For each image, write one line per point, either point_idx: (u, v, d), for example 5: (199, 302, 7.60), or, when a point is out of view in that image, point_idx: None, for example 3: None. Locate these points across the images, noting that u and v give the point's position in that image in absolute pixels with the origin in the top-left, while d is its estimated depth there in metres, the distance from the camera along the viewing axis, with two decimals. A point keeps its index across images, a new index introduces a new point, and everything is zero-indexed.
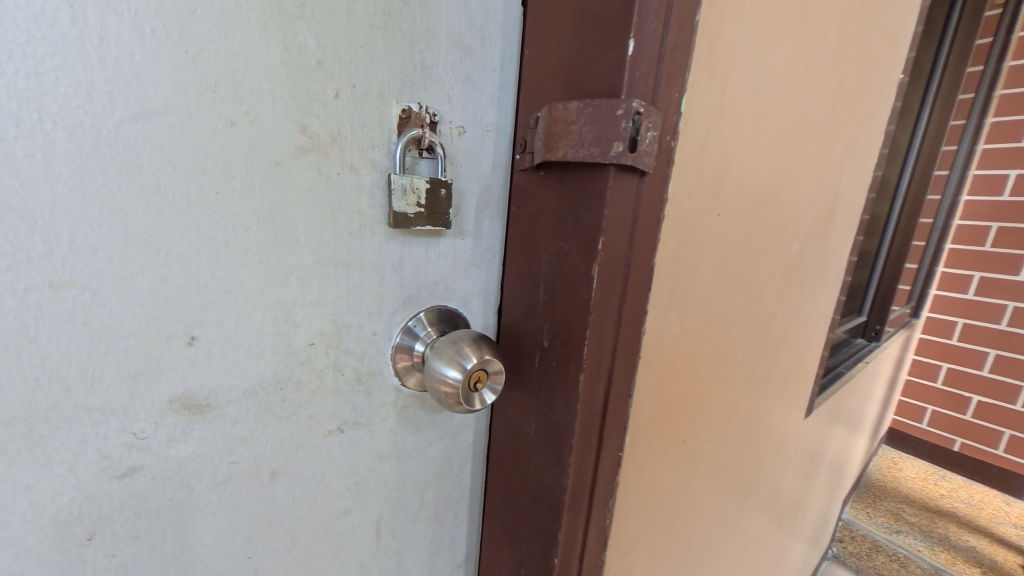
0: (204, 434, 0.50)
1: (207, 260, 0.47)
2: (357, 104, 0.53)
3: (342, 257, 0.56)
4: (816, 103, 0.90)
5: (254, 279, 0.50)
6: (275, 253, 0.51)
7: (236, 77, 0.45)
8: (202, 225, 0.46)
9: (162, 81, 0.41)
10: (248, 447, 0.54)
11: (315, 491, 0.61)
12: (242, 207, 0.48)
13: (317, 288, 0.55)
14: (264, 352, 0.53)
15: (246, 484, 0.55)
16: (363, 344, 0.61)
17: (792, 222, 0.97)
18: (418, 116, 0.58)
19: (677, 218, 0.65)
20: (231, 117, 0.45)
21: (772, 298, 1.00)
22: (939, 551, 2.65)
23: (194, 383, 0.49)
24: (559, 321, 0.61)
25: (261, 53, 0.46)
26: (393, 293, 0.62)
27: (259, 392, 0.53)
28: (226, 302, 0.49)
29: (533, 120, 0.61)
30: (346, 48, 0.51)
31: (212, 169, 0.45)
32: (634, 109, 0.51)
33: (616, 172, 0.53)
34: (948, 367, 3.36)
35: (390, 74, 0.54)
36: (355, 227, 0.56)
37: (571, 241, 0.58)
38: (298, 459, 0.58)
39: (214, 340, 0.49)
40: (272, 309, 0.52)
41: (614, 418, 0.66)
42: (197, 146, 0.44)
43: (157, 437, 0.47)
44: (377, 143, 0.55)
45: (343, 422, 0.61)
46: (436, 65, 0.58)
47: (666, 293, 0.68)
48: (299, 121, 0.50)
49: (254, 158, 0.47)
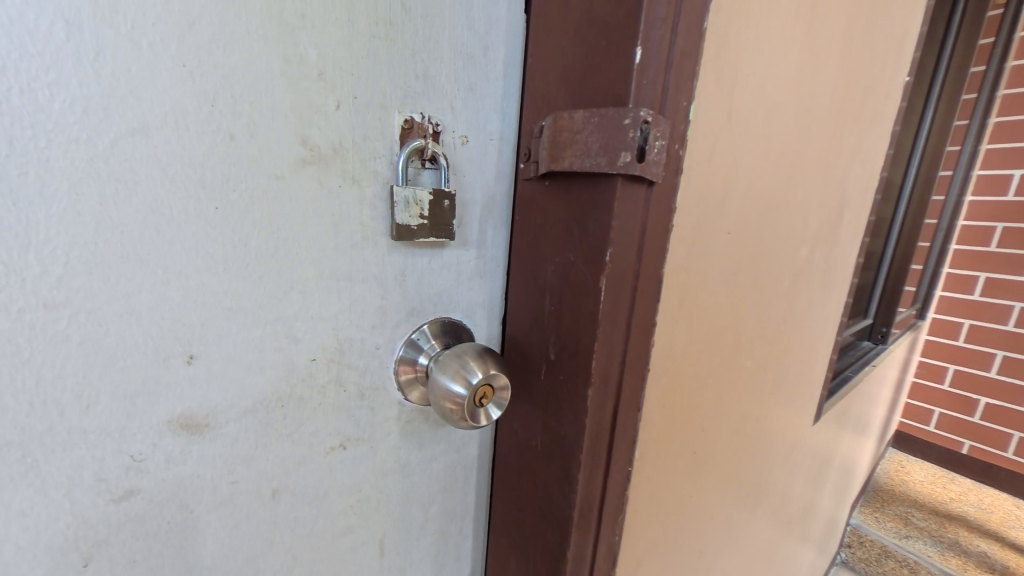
0: (203, 454, 0.49)
1: (206, 276, 0.46)
2: (359, 114, 0.52)
3: (344, 270, 0.55)
4: (823, 106, 0.88)
5: (254, 294, 0.49)
6: (276, 268, 0.50)
7: (236, 91, 0.44)
8: (201, 241, 0.45)
9: (162, 95, 0.40)
10: (249, 466, 0.53)
11: (317, 508, 0.59)
12: (241, 221, 0.47)
13: (318, 303, 0.54)
14: (264, 369, 0.52)
15: (247, 504, 0.54)
16: (365, 358, 0.60)
17: (800, 227, 0.95)
18: (420, 126, 0.57)
19: (685, 227, 0.63)
20: (230, 131, 0.45)
21: (781, 303, 0.98)
22: (950, 556, 2.61)
23: (193, 402, 0.47)
24: (566, 334, 0.60)
25: (260, 66, 0.45)
26: (396, 305, 0.61)
27: (260, 409, 0.52)
28: (227, 318, 0.48)
29: (537, 128, 0.60)
30: (348, 59, 0.50)
31: (213, 184, 0.45)
32: (642, 118, 0.49)
33: (624, 181, 0.52)
34: (955, 369, 3.32)
35: (393, 84, 0.54)
36: (357, 239, 0.55)
37: (577, 252, 0.57)
38: (300, 477, 0.57)
39: (214, 357, 0.48)
40: (273, 325, 0.51)
41: (623, 432, 0.64)
42: (196, 160, 0.43)
43: (154, 459, 0.46)
44: (380, 154, 0.54)
45: (345, 438, 0.60)
46: (439, 74, 0.57)
47: (674, 303, 0.67)
48: (301, 133, 0.49)
49: (254, 171, 0.47)
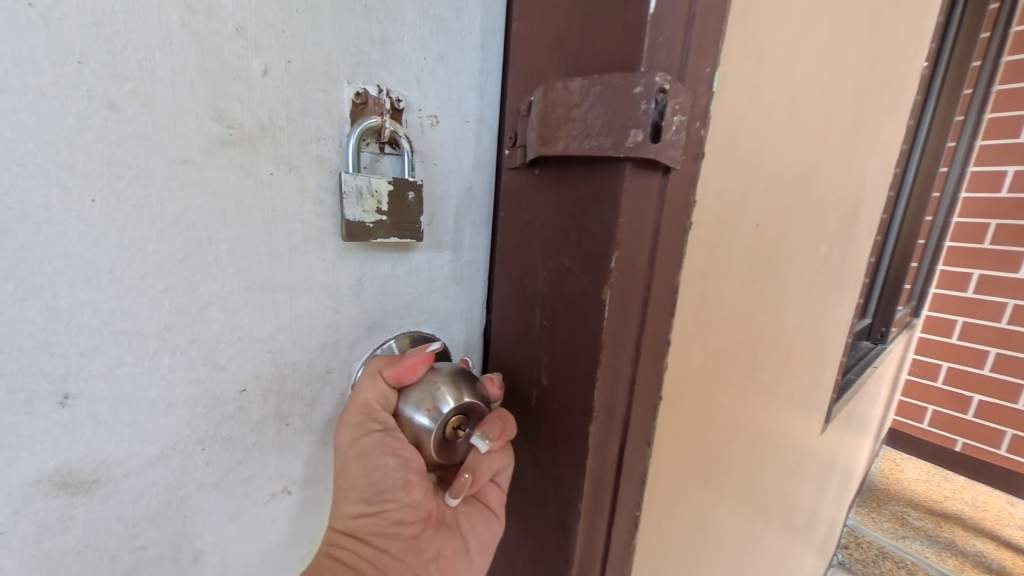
0: (91, 517, 0.40)
1: (86, 292, 0.36)
2: (296, 85, 0.43)
3: (282, 279, 0.46)
4: (846, 91, 0.78)
5: (159, 313, 0.40)
6: (187, 278, 0.41)
7: (118, 48, 0.34)
8: (75, 244, 0.35)
9: (34, 52, 0.31)
10: (161, 523, 0.44)
11: (257, 547, 0.52)
12: (135, 219, 0.37)
13: (248, 318, 0.45)
14: (176, 405, 0.43)
15: (159, 569, 0.45)
16: (314, 383, 0.51)
17: (819, 225, 0.85)
18: (377, 102, 0.48)
19: (704, 226, 0.53)
20: (112, 100, 0.35)
21: (798, 310, 0.89)
22: (947, 556, 2.57)
23: (75, 454, 0.38)
24: (560, 355, 0.49)
25: (153, 17, 0.35)
26: (352, 318, 0.52)
27: (171, 454, 0.44)
28: (120, 345, 0.39)
29: (525, 106, 0.49)
30: (278, 15, 0.41)
31: (96, 170, 0.35)
32: (657, 86, 0.39)
33: (632, 168, 0.41)
34: (948, 367, 3.29)
35: (342, 53, 0.45)
36: (298, 241, 0.46)
37: (575, 257, 0.46)
38: (235, 529, 0.50)
39: (98, 395, 0.38)
40: (187, 350, 0.42)
41: (630, 470, 0.54)
42: (61, 139, 0.33)
43: (20, 528, 0.37)
44: (324, 136, 0.46)
45: (290, 482, 0.53)
46: (400, 39, 0.48)
47: (690, 316, 0.56)
48: (217, 107, 0.39)
49: (149, 154, 0.37)
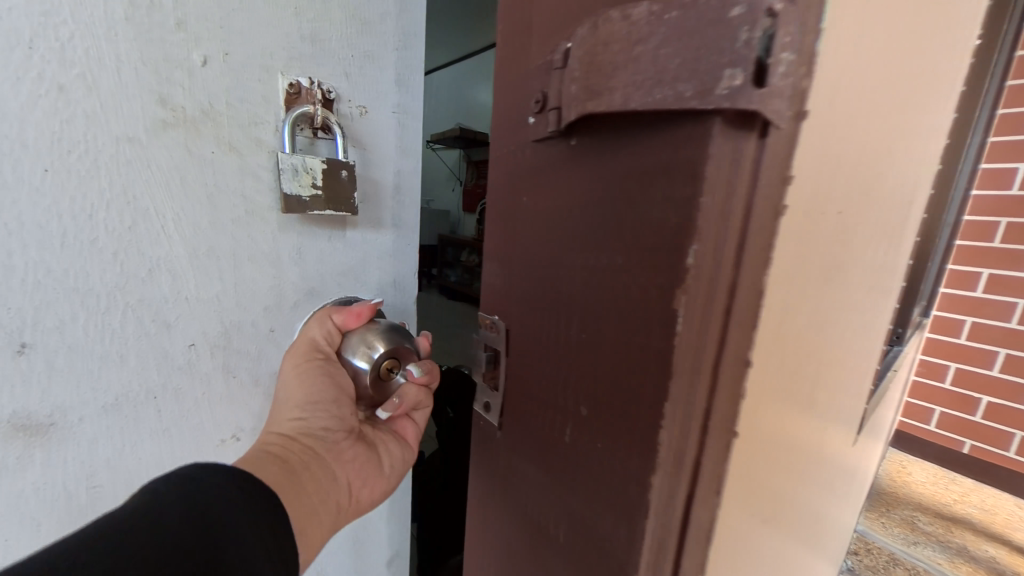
0: (104, 353, 0.72)
1: (101, 215, 0.68)
2: (235, 74, 0.75)
3: (229, 212, 0.78)
4: (920, 62, 0.65)
5: (148, 232, 0.72)
6: (166, 210, 0.73)
7: (112, 75, 0.66)
8: (88, 182, 0.67)
9: (8, 117, 0.60)
10: (161, 368, 0.77)
11: (202, 420, 0.83)
12: (120, 171, 0.69)
13: (221, 232, 0.78)
14: (164, 283, 0.75)
15: (139, 411, 0.77)
16: (260, 275, 0.84)
17: (886, 222, 0.70)
18: (308, 91, 0.81)
19: (799, 216, 0.39)
20: (67, 83, 0.63)
21: (862, 321, 0.73)
22: (961, 564, 2.19)
23: (99, 316, 0.71)
24: (604, 375, 0.41)
25: (130, 63, 0.67)
26: (290, 245, 0.86)
27: (162, 320, 0.76)
28: (116, 253, 0.70)
29: (558, 60, 0.39)
30: (217, 29, 0.72)
31: (47, 185, 0.64)
32: (766, 7, 0.27)
33: (721, 127, 0.30)
34: (956, 367, 2.89)
35: (225, 82, 0.74)
36: (247, 205, 0.80)
37: (639, 251, 0.37)
38: (205, 395, 0.83)
39: (52, 344, 0.68)
40: (153, 259, 0.74)
41: (700, 543, 0.41)
42: (87, 132, 0.66)
43: (54, 353, 0.68)
44: (266, 121, 0.79)
45: (238, 371, 0.85)
46: (328, 39, 0.83)
47: (776, 332, 0.42)
48: (125, 133, 0.68)
49: (110, 138, 0.67)
